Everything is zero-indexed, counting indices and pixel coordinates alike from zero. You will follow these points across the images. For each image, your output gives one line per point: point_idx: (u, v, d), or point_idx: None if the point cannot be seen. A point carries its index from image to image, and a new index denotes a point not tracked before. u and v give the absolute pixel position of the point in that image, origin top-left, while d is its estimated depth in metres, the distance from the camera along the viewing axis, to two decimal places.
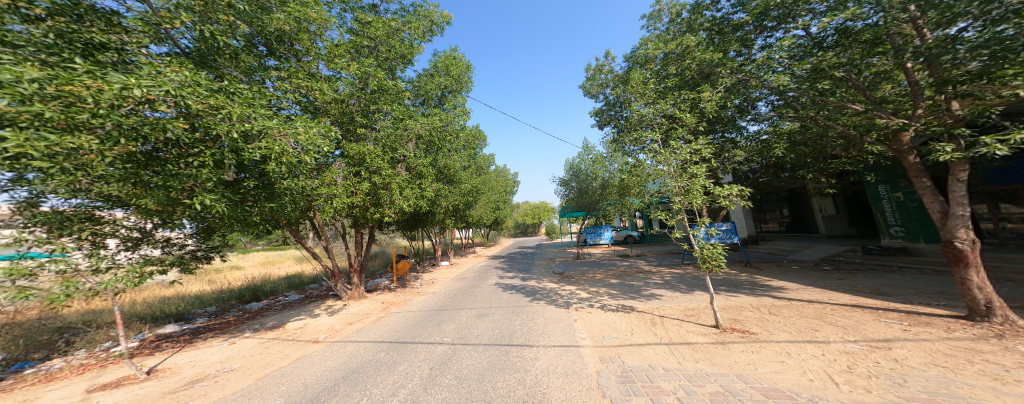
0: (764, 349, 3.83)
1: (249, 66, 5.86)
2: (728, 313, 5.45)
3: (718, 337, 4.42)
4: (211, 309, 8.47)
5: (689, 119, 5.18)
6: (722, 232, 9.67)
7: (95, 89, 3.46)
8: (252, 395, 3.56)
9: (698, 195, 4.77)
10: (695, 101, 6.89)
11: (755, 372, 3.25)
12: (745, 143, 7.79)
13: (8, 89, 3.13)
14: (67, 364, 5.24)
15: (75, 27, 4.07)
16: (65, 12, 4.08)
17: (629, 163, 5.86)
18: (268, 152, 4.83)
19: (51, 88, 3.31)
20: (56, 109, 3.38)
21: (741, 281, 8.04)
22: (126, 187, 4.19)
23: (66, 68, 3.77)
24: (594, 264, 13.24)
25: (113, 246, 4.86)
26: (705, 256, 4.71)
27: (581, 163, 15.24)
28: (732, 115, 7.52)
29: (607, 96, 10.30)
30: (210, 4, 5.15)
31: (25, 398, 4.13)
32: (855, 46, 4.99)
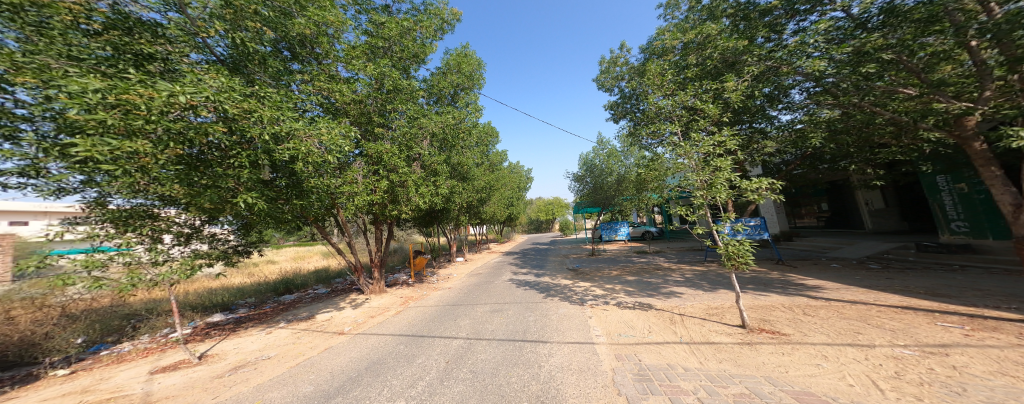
0: (797, 351, 3.66)
1: (277, 71, 6.14)
2: (757, 313, 5.21)
3: (743, 338, 4.26)
4: (251, 300, 9.04)
5: (713, 110, 4.96)
6: (750, 227, 9.26)
7: (147, 97, 3.76)
8: (286, 382, 3.77)
9: (722, 190, 4.58)
10: (718, 92, 6.63)
11: (785, 374, 3.11)
12: (775, 133, 7.39)
13: (77, 99, 3.48)
14: (135, 347, 5.80)
15: (124, 39, 4.41)
16: (118, 26, 4.42)
17: (648, 157, 5.73)
18: (295, 152, 5.06)
19: (111, 97, 3.61)
20: (116, 117, 3.70)
21: (769, 279, 7.70)
22: (181, 188, 4.48)
23: (122, 78, 4.12)
24: (611, 260, 13.04)
25: (168, 242, 5.20)
26: (730, 253, 4.53)
27: (596, 158, 14.95)
28: (761, 105, 7.19)
29: (623, 89, 10.04)
30: (239, 13, 5.42)
31: (100, 377, 4.61)
32: (907, 26, 4.63)
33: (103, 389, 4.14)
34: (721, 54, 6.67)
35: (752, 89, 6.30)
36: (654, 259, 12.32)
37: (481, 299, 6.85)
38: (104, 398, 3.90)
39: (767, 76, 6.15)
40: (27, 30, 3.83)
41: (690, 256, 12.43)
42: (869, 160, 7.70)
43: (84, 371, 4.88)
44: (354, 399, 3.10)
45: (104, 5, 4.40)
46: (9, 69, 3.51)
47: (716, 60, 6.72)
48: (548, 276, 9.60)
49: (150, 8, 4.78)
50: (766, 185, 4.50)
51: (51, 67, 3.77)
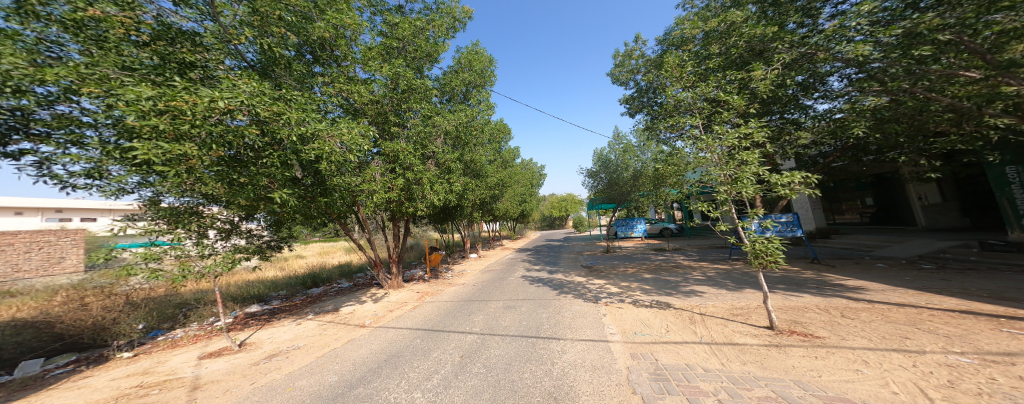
0: (831, 354, 3.48)
1: (301, 74, 6.41)
2: (787, 315, 4.97)
3: (769, 339, 4.09)
4: (283, 292, 9.54)
5: (739, 102, 4.74)
6: (780, 223, 8.82)
7: (191, 103, 4.02)
8: (313, 372, 3.96)
9: (749, 185, 4.36)
10: (745, 82, 6.33)
11: (818, 379, 2.97)
12: (810, 124, 6.98)
13: (133, 107, 3.77)
14: (186, 334, 6.29)
15: (167, 49, 4.75)
16: (162, 36, 4.76)
17: (666, 152, 5.58)
18: (320, 152, 5.26)
19: (161, 104, 3.90)
20: (166, 122, 3.99)
21: (802, 279, 7.32)
22: (220, 186, 4.79)
23: (169, 85, 4.43)
24: (627, 257, 12.79)
25: (212, 236, 5.54)
26: (757, 251, 4.31)
27: (611, 154, 14.66)
28: (793, 94, 6.86)
29: (639, 82, 9.77)
30: (266, 19, 5.68)
31: (156, 360, 5.02)
32: (967, 4, 4.21)
33: (159, 372, 4.53)
34: (747, 42, 6.39)
35: (782, 78, 6.04)
36: (673, 256, 11.99)
37: (495, 295, 6.92)
38: (160, 380, 4.27)
39: (800, 63, 5.93)
40: (87, 43, 4.20)
41: (711, 254, 12.00)
42: (921, 151, 7.06)
43: (144, 354, 5.36)
44: (374, 390, 3.21)
45: (149, 18, 4.75)
46: (75, 80, 3.84)
47: (741, 49, 6.45)
48: (561, 273, 9.54)
49: (188, 18, 5.10)
50: (800, 180, 4.25)
51: (109, 77, 4.11)
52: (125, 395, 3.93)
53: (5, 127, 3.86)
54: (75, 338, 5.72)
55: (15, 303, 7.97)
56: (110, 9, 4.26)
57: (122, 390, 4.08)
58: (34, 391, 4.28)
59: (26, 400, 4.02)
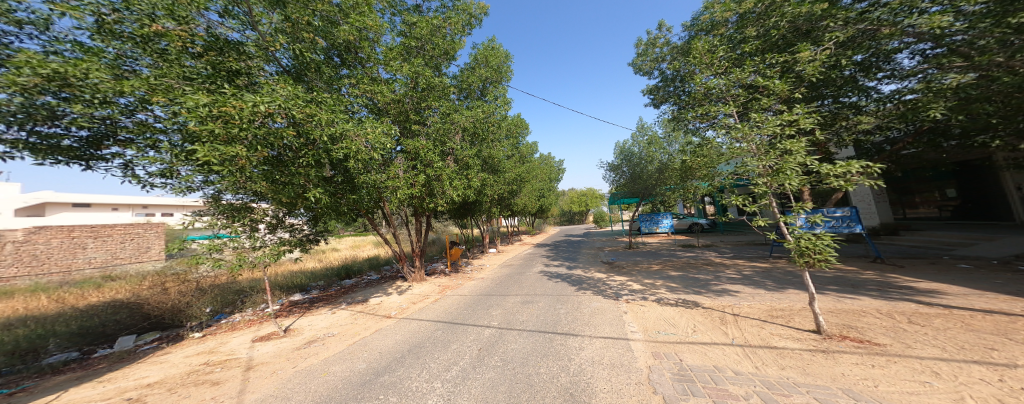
0: (892, 363, 3.16)
1: (331, 77, 6.76)
2: (840, 319, 4.57)
3: (814, 344, 3.80)
4: (321, 282, 10.19)
5: (781, 87, 4.37)
6: (833, 218, 8.09)
7: (239, 108, 4.38)
8: (345, 358, 4.22)
9: (793, 176, 4.00)
10: (789, 66, 5.87)
11: (873, 389, 2.72)
12: (873, 108, 6.29)
13: (193, 113, 4.17)
14: (240, 318, 6.94)
15: (219, 59, 5.22)
16: (213, 47, 5.20)
17: (696, 143, 5.32)
18: (348, 151, 5.52)
19: (215, 110, 4.29)
20: (220, 127, 4.38)
21: (859, 280, 6.70)
22: (266, 184, 5.19)
23: (220, 91, 4.85)
24: (650, 253, 12.37)
25: (262, 230, 6.04)
26: (803, 248, 3.95)
27: (634, 146, 14.14)
28: (851, 75, 6.24)
29: (664, 71, 9.32)
30: (297, 26, 6.02)
31: (218, 341, 5.59)
32: None
33: (221, 352, 5.05)
34: (791, 23, 5.93)
35: (835, 59, 5.65)
36: (703, 254, 11.39)
37: (513, 289, 6.97)
38: (222, 359, 4.74)
39: (859, 41, 5.58)
40: (154, 57, 4.69)
41: (747, 251, 11.27)
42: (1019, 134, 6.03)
43: (210, 335, 5.99)
44: (397, 379, 3.36)
45: (201, 30, 5.20)
46: (147, 91, 4.29)
47: (783, 30, 5.99)
48: (580, 269, 9.41)
49: (233, 29, 5.52)
50: (858, 169, 3.82)
51: (174, 86, 4.58)
52: (196, 371, 4.41)
53: (99, 134, 4.49)
54: (158, 318, 6.62)
55: (114, 288, 9.32)
56: (169, 24, 4.72)
57: (193, 366, 4.57)
58: (127, 364, 4.92)
59: (121, 371, 4.62)
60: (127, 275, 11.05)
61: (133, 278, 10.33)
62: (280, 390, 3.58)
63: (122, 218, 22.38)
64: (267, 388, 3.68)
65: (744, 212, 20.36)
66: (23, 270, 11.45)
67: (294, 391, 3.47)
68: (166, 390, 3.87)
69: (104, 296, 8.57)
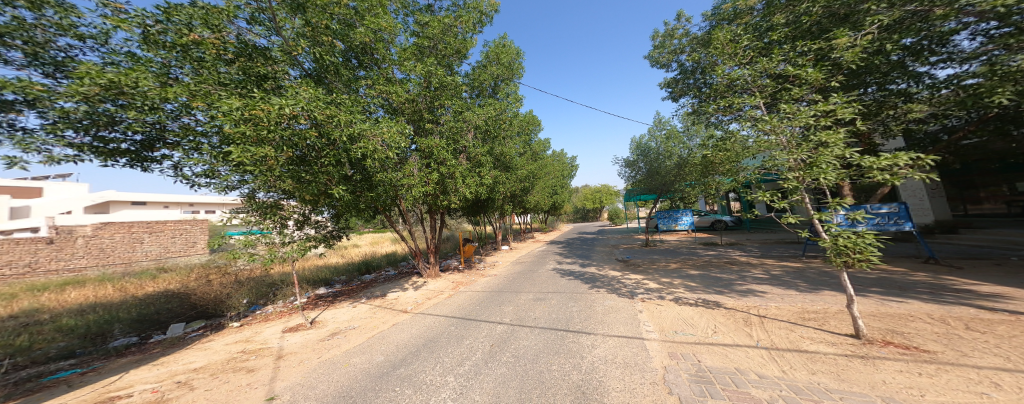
0: (943, 372, 2.92)
1: (349, 78, 6.96)
2: (882, 323, 4.27)
3: (850, 349, 3.57)
4: (344, 277, 10.61)
5: (814, 75, 4.08)
6: (878, 215, 7.51)
7: (267, 111, 4.62)
8: (364, 350, 4.38)
9: (829, 170, 3.69)
10: (824, 55, 5.44)
11: (918, 398, 2.53)
12: (926, 95, 5.77)
13: (227, 116, 4.43)
14: (271, 310, 7.34)
15: (249, 65, 5.53)
16: (243, 53, 5.51)
17: (719, 137, 5.10)
18: (366, 151, 5.67)
19: (245, 113, 4.54)
20: (251, 129, 4.64)
21: (906, 282, 6.21)
22: (291, 183, 5.44)
23: (250, 95, 5.13)
24: (668, 251, 12.01)
25: (291, 226, 6.35)
26: (841, 247, 3.58)
27: (652, 141, 13.73)
28: (898, 60, 5.76)
29: (682, 63, 8.99)
30: (318, 31, 6.25)
31: (251, 331, 5.94)
32: None
33: (255, 341, 5.37)
34: (825, 7, 5.56)
35: (878, 43, 5.21)
36: (726, 252, 10.94)
37: (526, 286, 6.98)
38: (256, 348, 5.04)
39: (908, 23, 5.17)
40: (192, 65, 5.02)
41: (776, 250, 10.71)
42: None
43: (246, 325, 6.39)
44: (412, 372, 3.46)
45: (232, 37, 5.52)
46: (188, 97, 4.61)
47: (817, 15, 5.62)
48: (595, 267, 9.30)
49: (260, 35, 5.81)
50: (905, 162, 3.49)
51: (211, 92, 4.89)
52: (233, 358, 4.72)
53: (150, 138, 4.90)
54: (203, 308, 7.18)
55: (166, 278, 10.19)
56: (205, 33, 5.03)
57: (231, 354, 4.89)
58: (175, 349, 5.35)
59: (170, 356, 5.02)
60: (175, 267, 12.05)
61: (181, 270, 11.26)
62: (305, 379, 3.77)
63: (171, 214, 24.52)
64: (295, 376, 3.88)
65: (772, 208, 19.34)
66: (92, 262, 13.06)
67: (319, 380, 3.64)
68: (208, 375, 4.16)
69: (158, 286, 9.39)
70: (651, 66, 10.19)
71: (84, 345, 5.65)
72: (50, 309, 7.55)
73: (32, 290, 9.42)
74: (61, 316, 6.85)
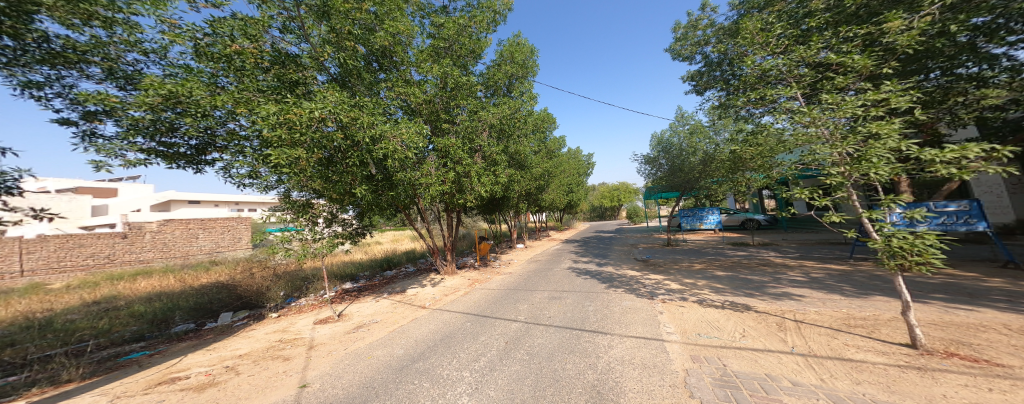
0: (1021, 389, 2.58)
1: (371, 82, 7.20)
2: (944, 333, 3.86)
3: (903, 359, 3.25)
4: (367, 272, 11.05)
5: (862, 62, 3.71)
6: (944, 214, 6.79)
7: (299, 115, 4.90)
8: (386, 344, 4.55)
9: (881, 165, 3.25)
10: (873, 40, 4.93)
11: None
12: (1003, 79, 5.15)
13: (264, 121, 4.75)
14: (304, 302, 7.78)
15: (283, 72, 5.88)
16: (277, 61, 5.88)
17: (750, 131, 4.77)
18: (387, 151, 5.85)
19: (278, 117, 4.83)
20: (286, 132, 4.93)
21: (976, 289, 5.55)
22: (320, 183, 5.74)
23: (284, 101, 5.45)
24: (692, 251, 11.50)
25: (320, 224, 6.68)
26: (895, 249, 3.19)
27: (674, 137, 13.09)
28: (967, 41, 5.19)
29: (707, 55, 8.55)
30: (342, 37, 6.52)
31: (286, 322, 6.34)
32: None
33: (290, 331, 5.72)
34: None
35: (940, 24, 4.74)
36: (758, 253, 10.30)
37: (541, 285, 6.95)
38: (291, 338, 5.38)
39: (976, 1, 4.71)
40: (234, 74, 5.42)
41: (818, 251, 9.94)
42: None
43: (282, 316, 6.83)
44: (430, 366, 3.55)
45: (268, 46, 5.88)
46: (233, 103, 4.98)
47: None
48: (612, 266, 9.08)
49: (291, 43, 6.15)
50: (976, 154, 3.08)
51: (251, 98, 5.26)
52: (272, 346, 5.06)
53: (203, 142, 5.38)
54: (248, 298, 7.78)
55: (217, 271, 11.14)
56: (244, 43, 5.39)
57: (270, 342, 5.25)
58: (222, 337, 5.81)
59: (219, 343, 5.47)
60: (224, 261, 13.12)
61: (229, 263, 12.24)
62: (332, 369, 3.97)
63: (220, 212, 26.68)
64: (324, 366, 4.11)
65: (812, 206, 17.97)
66: (158, 255, 14.55)
67: (344, 371, 3.83)
68: (250, 361, 4.49)
69: (210, 277, 10.28)
70: (673, 58, 9.77)
71: (150, 330, 6.27)
72: (123, 296, 8.50)
73: (109, 279, 10.62)
74: (131, 304, 7.66)
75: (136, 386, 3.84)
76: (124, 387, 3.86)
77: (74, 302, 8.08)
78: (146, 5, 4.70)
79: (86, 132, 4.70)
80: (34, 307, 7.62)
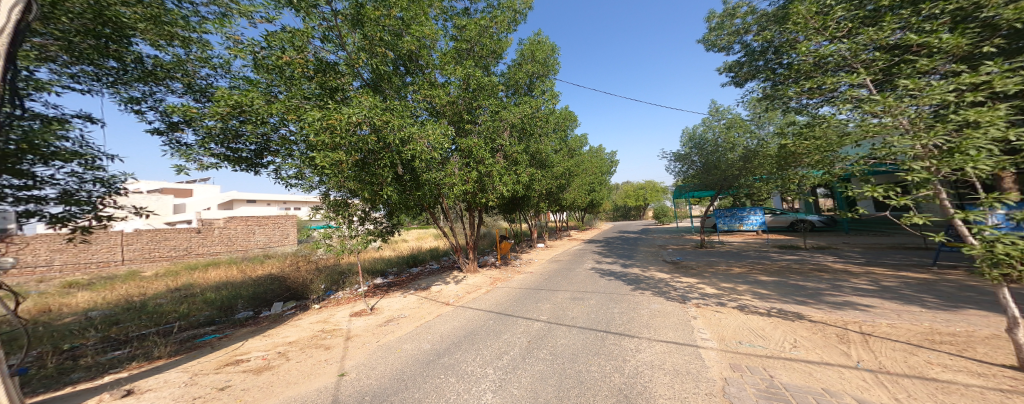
0: None
1: (399, 86, 7.50)
2: None
3: (1007, 383, 2.73)
4: (395, 268, 11.54)
5: (954, 41, 3.22)
6: None
7: (340, 120, 5.21)
8: (413, 338, 4.73)
9: (981, 158, 2.71)
10: (964, 17, 4.24)
11: None
12: None
13: (311, 127, 5.11)
14: (342, 295, 8.27)
15: (325, 80, 6.30)
16: (323, 70, 6.33)
17: (803, 123, 4.34)
18: (415, 152, 6.05)
19: (320, 123, 5.17)
20: (329, 136, 5.25)
21: None
22: (355, 183, 6.07)
23: (324, 107, 5.83)
24: (730, 254, 10.75)
25: (357, 223, 7.05)
26: (996, 257, 2.66)
27: (707, 132, 12.12)
28: None
29: (747, 44, 7.95)
30: (374, 45, 6.86)
31: (326, 314, 6.78)
32: None
33: (329, 322, 6.12)
34: None
35: None
36: (811, 257, 9.39)
37: (562, 285, 6.85)
38: (331, 328, 5.75)
39: None
40: (285, 84, 5.92)
41: (889, 257, 8.84)
42: None
43: (323, 307, 7.31)
44: (455, 361, 3.64)
45: (311, 56, 6.32)
46: (284, 111, 5.42)
47: None
48: (639, 268, 8.76)
49: (329, 52, 6.56)
50: None
51: (300, 105, 5.70)
52: (315, 336, 5.44)
53: (259, 148, 5.95)
54: (296, 290, 8.42)
55: (269, 263, 12.22)
56: (293, 55, 5.87)
57: (313, 332, 5.66)
58: (273, 325, 6.33)
59: (273, 330, 5.97)
60: (276, 255, 14.36)
61: (279, 257, 13.37)
62: (366, 360, 4.19)
63: (272, 210, 29.21)
64: (359, 357, 4.35)
65: (883, 206, 15.97)
66: (223, 248, 16.26)
67: (377, 363, 4.02)
68: (296, 349, 4.87)
69: (265, 270, 11.31)
70: (707, 49, 9.24)
71: (218, 316, 7.01)
72: (195, 285, 9.59)
73: (186, 269, 12.07)
74: (203, 292, 8.63)
75: (208, 366, 4.30)
76: (200, 365, 4.35)
77: (159, 288, 9.31)
78: (214, 24, 5.25)
79: (173, 140, 5.36)
80: (129, 291, 8.83)
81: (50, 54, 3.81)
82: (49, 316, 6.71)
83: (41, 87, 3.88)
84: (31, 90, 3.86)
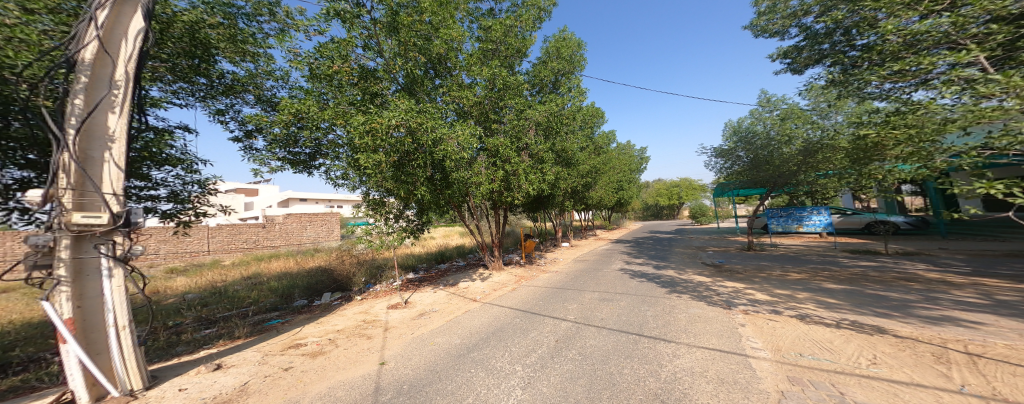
0: None
1: (429, 89, 7.74)
2: None
3: None
4: (425, 264, 11.99)
5: None
6: None
7: (380, 124, 5.54)
8: (444, 332, 4.90)
9: None
10: None
11: None
12: None
13: (357, 131, 5.46)
14: (383, 288, 8.76)
15: (366, 86, 6.67)
16: (365, 77, 6.73)
17: (891, 111, 3.74)
18: (445, 152, 6.26)
19: (363, 127, 5.50)
20: (370, 139, 5.59)
21: None
22: (392, 183, 6.40)
23: (361, 110, 6.21)
24: (784, 258, 9.79)
25: (394, 222, 7.38)
26: None
27: (757, 124, 11.05)
28: None
29: (807, 25, 7.16)
30: (407, 50, 7.16)
31: (366, 305, 7.22)
32: None
33: (369, 313, 6.52)
34: None
35: None
36: (893, 264, 8.20)
37: (590, 285, 6.68)
38: (371, 319, 6.13)
39: None
40: (333, 91, 6.41)
41: (1003, 267, 7.47)
42: None
43: (364, 299, 7.80)
44: (485, 357, 3.71)
45: (354, 64, 6.73)
46: (335, 117, 5.83)
47: None
48: (675, 270, 8.29)
49: (367, 59, 6.95)
50: None
51: (346, 110, 6.10)
52: (358, 326, 5.83)
53: (312, 151, 6.50)
54: (343, 282, 9.06)
55: (318, 257, 13.30)
56: (340, 64, 6.33)
57: (356, 322, 6.05)
58: (324, 314, 6.87)
59: (324, 319, 6.47)
60: (324, 249, 15.58)
61: (327, 251, 14.49)
62: (402, 351, 4.41)
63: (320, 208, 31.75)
64: (396, 347, 4.59)
65: (1000, 206, 13.33)
66: (282, 242, 18.03)
67: (412, 354, 4.21)
68: (343, 337, 5.24)
69: (314, 262, 12.33)
70: (755, 34, 8.52)
71: (280, 303, 7.77)
72: (260, 274, 10.71)
73: (253, 260, 13.57)
74: (268, 280, 9.64)
75: (276, 347, 4.79)
76: (269, 347, 4.85)
77: (234, 275, 10.57)
78: (274, 40, 5.80)
79: (247, 146, 6.04)
80: (212, 278, 10.14)
81: (159, 75, 4.40)
82: (155, 297, 7.93)
83: (154, 104, 4.55)
84: (149, 106, 4.57)
